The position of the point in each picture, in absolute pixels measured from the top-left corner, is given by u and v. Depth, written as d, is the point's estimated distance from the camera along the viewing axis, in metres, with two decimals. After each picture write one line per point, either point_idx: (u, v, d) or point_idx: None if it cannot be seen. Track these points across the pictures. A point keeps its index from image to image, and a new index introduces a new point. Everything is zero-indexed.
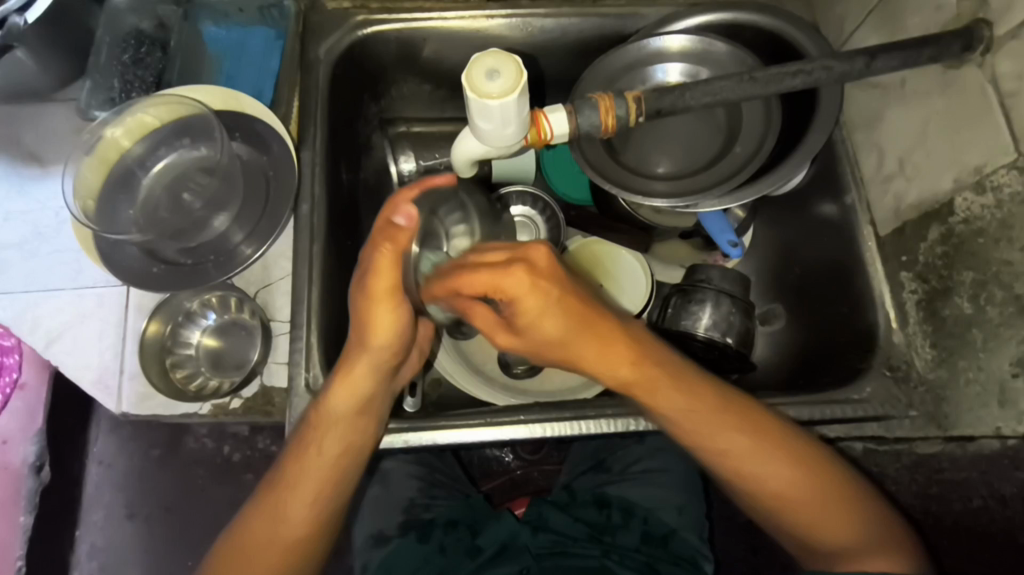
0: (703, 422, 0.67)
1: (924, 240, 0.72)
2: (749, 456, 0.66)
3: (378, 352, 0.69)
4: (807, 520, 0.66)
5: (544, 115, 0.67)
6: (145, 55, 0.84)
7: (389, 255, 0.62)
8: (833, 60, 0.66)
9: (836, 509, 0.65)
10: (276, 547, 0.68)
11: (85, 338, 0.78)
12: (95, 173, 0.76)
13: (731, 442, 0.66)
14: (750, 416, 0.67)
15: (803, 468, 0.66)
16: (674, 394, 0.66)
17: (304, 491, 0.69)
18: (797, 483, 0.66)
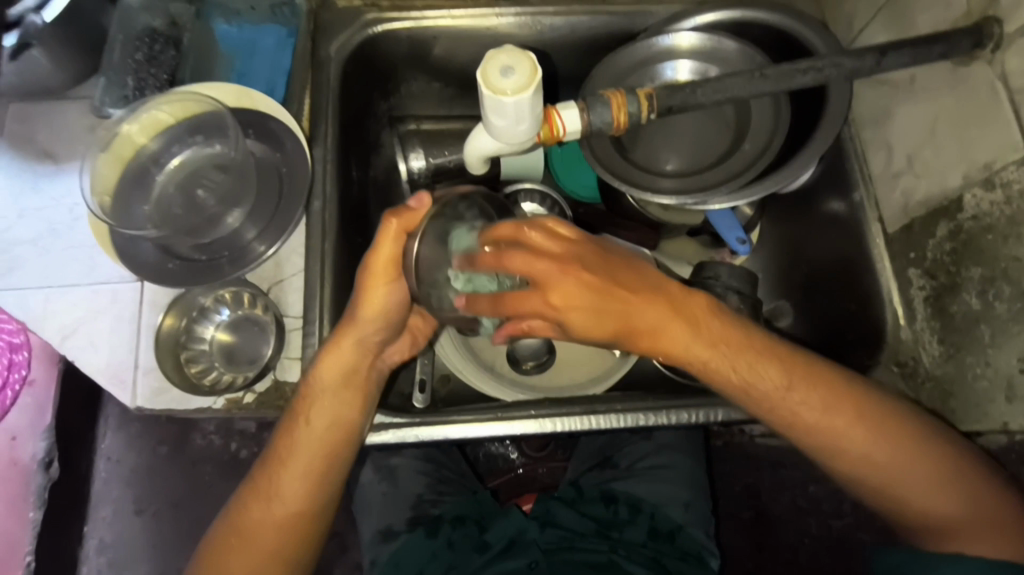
0: (804, 398, 0.67)
1: (932, 237, 0.73)
2: (845, 430, 0.66)
3: (366, 326, 0.72)
4: (907, 497, 0.66)
5: (556, 112, 0.67)
6: (159, 53, 0.84)
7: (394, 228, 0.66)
8: (843, 57, 0.66)
9: (932, 483, 0.65)
10: (273, 524, 0.70)
11: (99, 333, 0.78)
12: (111, 168, 0.77)
13: (822, 418, 0.67)
14: (834, 387, 0.67)
15: (895, 441, 0.66)
16: (752, 370, 0.67)
17: (298, 472, 0.71)
18: (894, 458, 0.66)
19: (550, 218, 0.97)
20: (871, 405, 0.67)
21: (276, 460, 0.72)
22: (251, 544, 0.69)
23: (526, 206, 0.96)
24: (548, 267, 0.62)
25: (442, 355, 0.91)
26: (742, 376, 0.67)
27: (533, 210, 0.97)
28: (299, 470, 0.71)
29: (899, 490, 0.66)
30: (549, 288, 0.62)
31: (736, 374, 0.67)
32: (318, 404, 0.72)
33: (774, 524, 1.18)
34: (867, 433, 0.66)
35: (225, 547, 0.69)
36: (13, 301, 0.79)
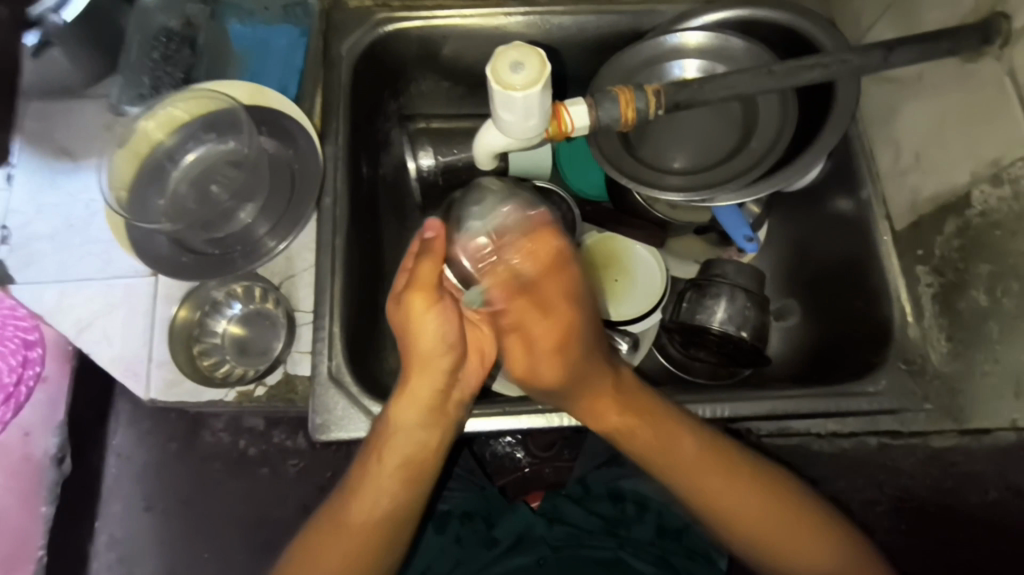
0: (707, 472, 0.71)
1: (940, 233, 0.73)
2: (733, 502, 0.70)
3: (433, 366, 0.69)
4: (781, 555, 0.69)
5: (564, 107, 0.66)
6: (175, 52, 0.85)
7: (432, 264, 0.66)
8: (850, 54, 0.66)
9: (794, 544, 0.69)
10: (354, 530, 0.69)
11: (114, 328, 0.80)
12: (128, 164, 0.78)
13: (726, 495, 0.70)
14: (721, 458, 0.71)
15: (794, 527, 0.69)
16: (664, 446, 0.71)
17: (339, 524, 0.70)
18: (758, 514, 0.69)
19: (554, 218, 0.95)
20: (738, 460, 0.71)
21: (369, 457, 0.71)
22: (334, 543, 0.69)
23: None
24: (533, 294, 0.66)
25: None
26: (663, 457, 0.71)
27: None
28: (376, 478, 0.70)
29: (763, 542, 0.70)
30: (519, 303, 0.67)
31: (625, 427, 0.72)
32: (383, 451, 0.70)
33: None
34: (748, 508, 0.70)
35: None
36: (31, 295, 0.81)
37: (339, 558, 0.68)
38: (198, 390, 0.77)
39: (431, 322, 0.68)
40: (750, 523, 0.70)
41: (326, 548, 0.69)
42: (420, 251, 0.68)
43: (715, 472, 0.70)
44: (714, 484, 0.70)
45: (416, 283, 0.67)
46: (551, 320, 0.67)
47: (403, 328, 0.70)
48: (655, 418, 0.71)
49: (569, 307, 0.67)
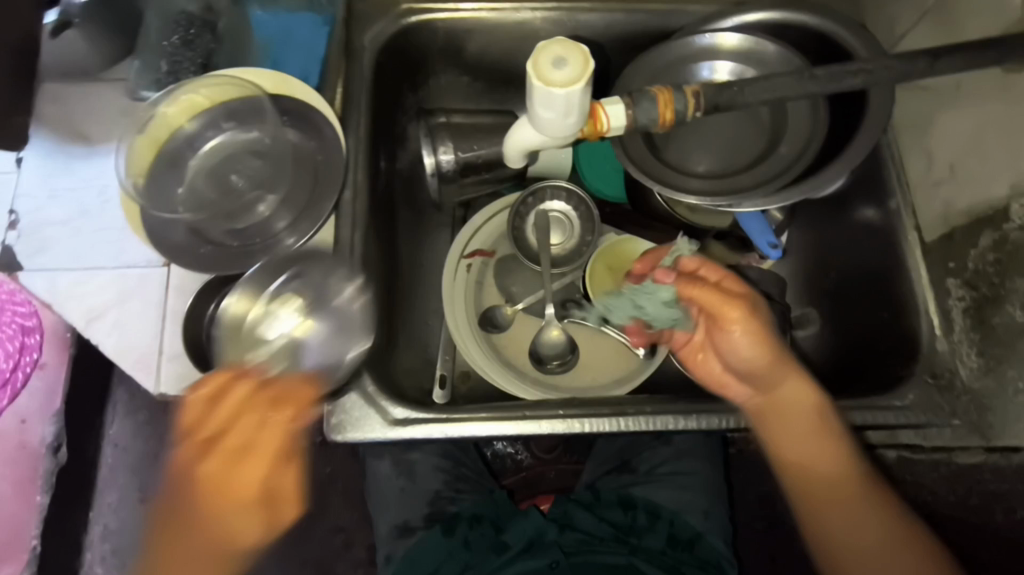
0: (822, 471, 0.73)
1: (975, 246, 0.72)
2: (843, 499, 0.73)
3: (247, 511, 0.67)
4: (841, 526, 0.72)
5: (601, 107, 0.64)
6: (195, 37, 0.83)
7: (284, 422, 0.68)
8: (895, 61, 0.65)
9: (865, 529, 0.72)
10: (214, 545, 0.68)
11: (128, 319, 0.77)
12: (144, 151, 0.76)
13: (835, 487, 0.73)
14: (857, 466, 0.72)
15: (889, 538, 0.71)
16: (806, 441, 0.73)
17: (185, 538, 0.68)
18: (848, 496, 0.72)
19: (577, 219, 0.96)
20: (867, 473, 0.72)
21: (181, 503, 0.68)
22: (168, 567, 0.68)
23: (554, 205, 0.95)
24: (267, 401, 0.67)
25: (472, 357, 0.90)
26: (796, 450, 0.74)
27: (561, 209, 0.96)
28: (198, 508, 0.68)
29: (828, 513, 0.73)
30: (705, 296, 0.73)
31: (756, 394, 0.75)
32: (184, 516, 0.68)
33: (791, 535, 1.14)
34: (853, 510, 0.72)
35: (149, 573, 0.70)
36: (39, 282, 0.79)
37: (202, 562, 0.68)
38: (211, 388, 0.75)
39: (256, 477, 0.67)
40: (853, 527, 0.72)
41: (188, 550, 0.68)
42: (247, 405, 0.67)
43: (836, 472, 0.72)
44: (829, 479, 0.73)
45: (242, 447, 0.66)
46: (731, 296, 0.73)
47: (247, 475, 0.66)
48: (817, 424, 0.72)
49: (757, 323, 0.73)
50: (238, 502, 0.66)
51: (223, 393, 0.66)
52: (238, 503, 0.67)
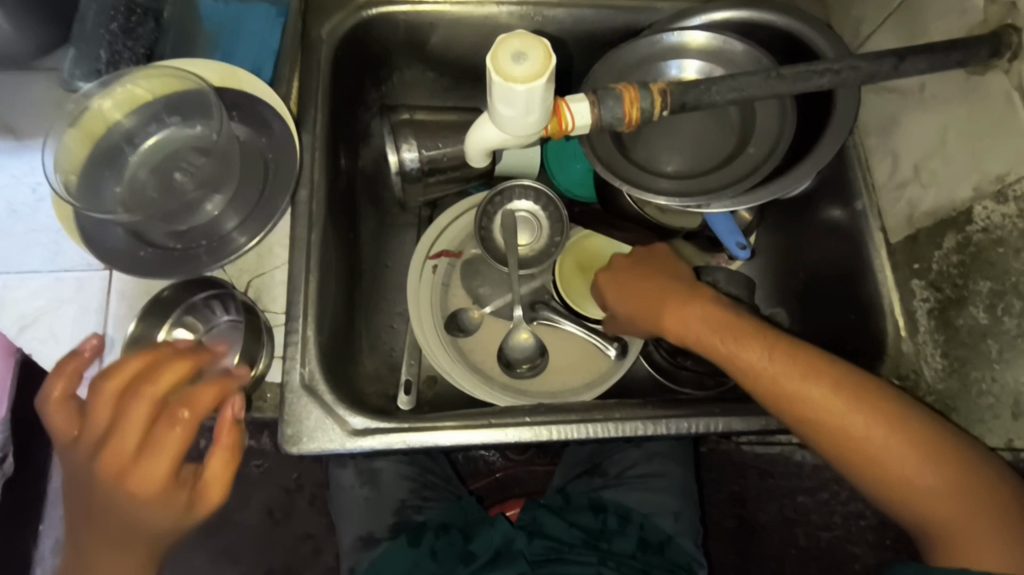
0: (839, 412, 0.64)
1: (939, 248, 0.71)
2: (876, 438, 0.63)
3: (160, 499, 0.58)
4: (889, 473, 0.62)
5: (566, 104, 0.61)
6: (136, 25, 0.78)
7: (189, 414, 0.58)
8: (861, 61, 0.64)
9: (953, 502, 0.60)
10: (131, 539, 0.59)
11: (61, 326, 0.74)
12: (79, 145, 0.70)
13: (862, 426, 0.63)
14: (873, 398, 0.64)
15: (944, 468, 0.61)
16: (801, 381, 0.65)
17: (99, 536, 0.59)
18: (883, 435, 0.63)
19: (545, 217, 0.93)
20: (885, 399, 0.64)
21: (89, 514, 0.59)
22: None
23: (520, 204, 0.93)
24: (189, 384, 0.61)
25: (437, 361, 0.87)
26: (799, 395, 0.65)
27: (528, 208, 0.93)
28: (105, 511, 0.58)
29: (907, 487, 0.62)
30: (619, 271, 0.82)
31: (743, 351, 0.69)
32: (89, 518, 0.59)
33: (761, 533, 1.12)
34: (892, 446, 0.62)
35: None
36: None
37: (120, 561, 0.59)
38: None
39: (163, 465, 0.57)
40: (899, 467, 0.62)
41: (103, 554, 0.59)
42: (143, 377, 0.59)
43: (850, 409, 0.64)
44: (850, 419, 0.64)
45: (155, 440, 0.58)
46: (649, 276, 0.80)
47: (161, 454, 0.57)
48: (805, 361, 0.67)
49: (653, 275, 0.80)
50: (141, 493, 0.57)
51: (120, 381, 0.59)
52: (144, 502, 0.57)
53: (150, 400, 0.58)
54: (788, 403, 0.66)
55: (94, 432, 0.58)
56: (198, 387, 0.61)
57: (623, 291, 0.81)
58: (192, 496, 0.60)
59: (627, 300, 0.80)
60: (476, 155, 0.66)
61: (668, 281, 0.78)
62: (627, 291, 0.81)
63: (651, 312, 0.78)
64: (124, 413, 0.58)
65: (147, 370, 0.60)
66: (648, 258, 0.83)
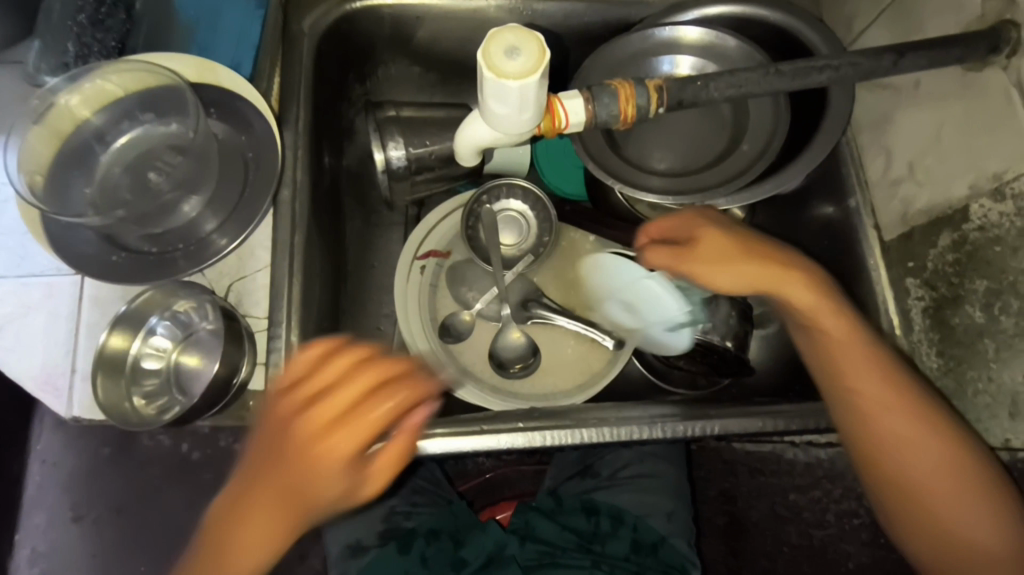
0: (910, 432, 0.67)
1: (934, 246, 0.71)
2: (932, 465, 0.66)
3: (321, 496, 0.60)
4: (929, 498, 0.66)
5: (559, 101, 0.59)
6: (105, 15, 0.74)
7: (387, 408, 0.60)
8: (860, 57, 0.62)
9: (980, 532, 0.65)
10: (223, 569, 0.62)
11: (30, 334, 0.70)
12: (45, 144, 0.67)
13: (928, 451, 0.66)
14: (944, 427, 0.66)
15: (979, 503, 0.65)
16: (880, 400, 0.67)
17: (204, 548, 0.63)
18: (939, 464, 0.66)
19: (534, 217, 0.91)
20: (955, 429, 0.66)
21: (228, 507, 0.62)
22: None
23: (509, 203, 0.91)
24: (348, 372, 0.62)
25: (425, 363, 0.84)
26: (872, 411, 0.68)
27: (517, 208, 0.91)
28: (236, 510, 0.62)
29: (931, 485, 0.67)
30: (694, 219, 0.74)
31: (842, 364, 0.69)
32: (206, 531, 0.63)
33: (752, 530, 1.11)
34: (946, 476, 0.66)
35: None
36: None
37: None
38: (133, 419, 0.67)
39: (326, 469, 0.59)
40: (940, 495, 0.66)
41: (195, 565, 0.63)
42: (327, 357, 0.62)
43: (920, 433, 0.66)
44: (916, 441, 0.66)
45: (337, 416, 0.60)
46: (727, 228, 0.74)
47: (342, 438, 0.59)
48: (887, 378, 0.68)
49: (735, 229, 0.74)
50: (317, 472, 0.59)
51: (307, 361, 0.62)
52: (247, 520, 0.62)
53: (341, 373, 0.61)
54: (861, 418, 0.68)
55: (269, 429, 0.61)
56: (346, 377, 0.61)
57: (704, 242, 0.72)
58: (310, 506, 0.61)
59: (710, 252, 0.72)
60: (465, 152, 0.63)
61: (755, 240, 0.74)
62: (715, 242, 0.72)
63: (740, 270, 0.72)
64: (314, 381, 0.61)
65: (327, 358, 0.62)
66: (736, 224, 0.75)
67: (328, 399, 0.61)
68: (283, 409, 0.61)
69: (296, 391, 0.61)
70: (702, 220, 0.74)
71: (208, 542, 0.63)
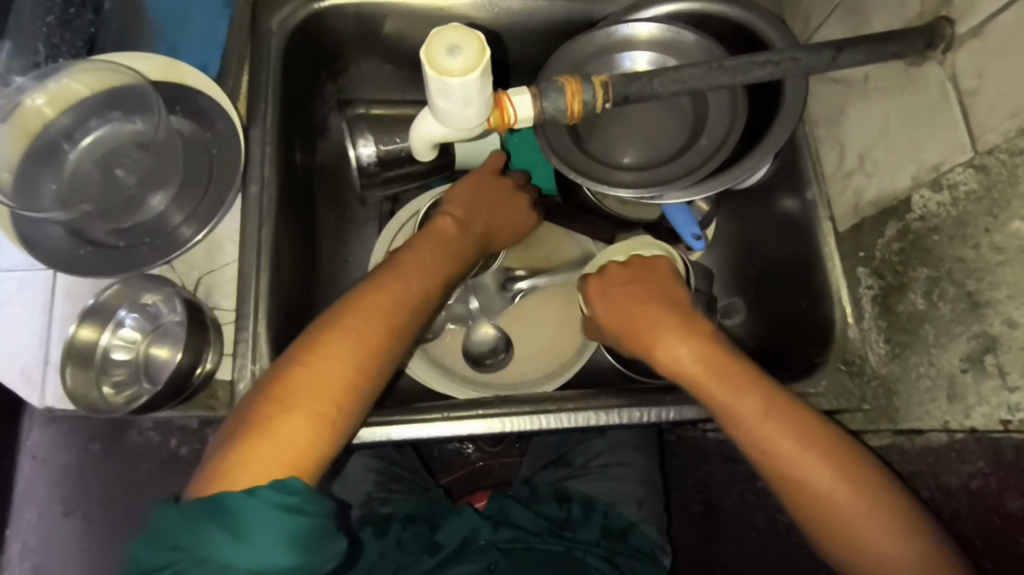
0: (776, 435, 0.64)
1: (882, 236, 0.73)
2: (808, 466, 0.62)
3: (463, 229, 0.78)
4: (813, 502, 0.62)
5: (508, 97, 0.61)
6: (74, 16, 0.77)
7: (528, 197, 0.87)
8: (800, 52, 0.64)
9: (874, 534, 0.60)
10: (316, 380, 0.61)
11: (6, 327, 0.73)
12: (14, 143, 0.69)
13: (798, 452, 0.63)
14: (806, 421, 0.64)
15: (863, 497, 0.61)
16: (746, 403, 0.65)
17: (302, 402, 0.60)
18: (810, 463, 0.63)
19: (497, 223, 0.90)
20: (813, 421, 0.65)
21: (282, 383, 0.61)
22: (265, 445, 0.57)
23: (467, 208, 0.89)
24: (504, 193, 0.85)
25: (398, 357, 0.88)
26: (741, 416, 0.65)
27: None
28: (344, 329, 0.64)
29: (853, 537, 0.61)
30: (594, 284, 0.77)
31: (707, 377, 0.67)
32: (289, 386, 0.61)
33: (725, 518, 1.13)
34: (823, 474, 0.62)
35: (236, 456, 0.56)
36: None
37: (300, 431, 0.59)
38: (102, 407, 0.69)
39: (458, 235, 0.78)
40: (823, 496, 0.62)
41: (275, 447, 0.57)
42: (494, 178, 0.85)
43: (786, 432, 0.64)
44: (784, 443, 0.63)
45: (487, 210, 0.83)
46: (631, 291, 0.75)
47: (491, 200, 0.83)
48: (748, 379, 0.66)
49: (631, 286, 0.75)
50: (446, 226, 0.77)
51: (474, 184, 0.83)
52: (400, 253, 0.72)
53: (517, 193, 0.86)
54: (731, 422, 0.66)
55: (427, 230, 0.76)
56: (503, 183, 0.85)
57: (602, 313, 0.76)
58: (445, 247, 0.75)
59: (608, 314, 0.75)
60: (420, 155, 0.67)
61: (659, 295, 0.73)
62: (608, 305, 0.75)
63: (636, 332, 0.72)
64: (477, 196, 0.82)
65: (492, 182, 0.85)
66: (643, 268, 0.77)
67: (485, 213, 0.82)
68: (447, 222, 0.77)
69: (458, 208, 0.80)
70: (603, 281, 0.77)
71: (272, 413, 0.59)
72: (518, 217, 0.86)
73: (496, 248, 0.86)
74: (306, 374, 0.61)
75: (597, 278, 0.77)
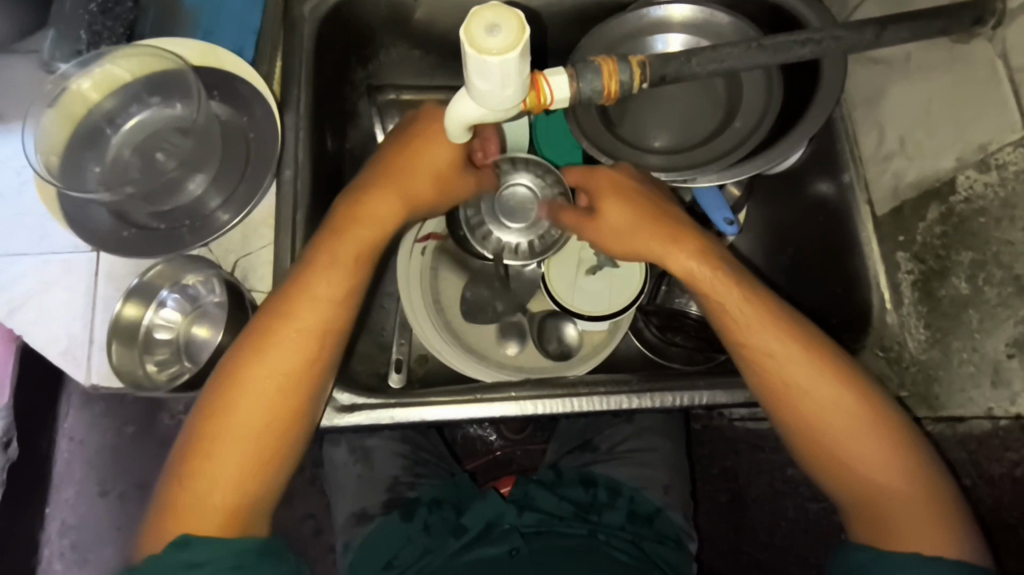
0: (800, 372, 0.67)
1: (923, 220, 0.71)
2: (825, 404, 0.66)
3: (389, 206, 0.72)
4: (830, 438, 0.66)
5: (543, 77, 0.59)
6: (113, 4, 0.78)
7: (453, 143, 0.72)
8: (842, 30, 0.63)
9: (881, 471, 0.65)
10: (239, 408, 0.65)
11: (49, 309, 0.75)
12: (60, 127, 0.71)
13: (821, 390, 0.66)
14: (827, 361, 0.67)
15: (873, 438, 0.65)
16: (768, 334, 0.68)
17: (228, 437, 0.64)
18: (831, 400, 0.66)
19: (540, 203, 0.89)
20: (834, 357, 0.67)
21: (211, 411, 0.65)
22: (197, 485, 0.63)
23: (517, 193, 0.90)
24: (417, 145, 0.72)
25: (430, 343, 0.88)
26: (762, 345, 0.68)
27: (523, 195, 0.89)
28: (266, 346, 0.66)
29: (861, 474, 0.65)
30: (603, 182, 0.74)
31: (723, 297, 0.70)
32: (218, 417, 0.64)
33: (750, 506, 1.12)
34: (842, 412, 0.66)
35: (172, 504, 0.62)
36: None
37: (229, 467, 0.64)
38: (146, 385, 0.72)
39: (386, 213, 0.72)
40: (838, 433, 0.66)
41: (206, 496, 0.63)
42: (408, 130, 0.73)
43: (810, 370, 0.67)
44: (806, 380, 0.67)
45: (404, 173, 0.72)
46: (632, 204, 0.73)
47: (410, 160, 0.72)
48: (769, 313, 0.69)
49: (630, 193, 0.73)
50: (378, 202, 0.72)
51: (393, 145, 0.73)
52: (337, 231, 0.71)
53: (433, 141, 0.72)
54: (751, 348, 0.68)
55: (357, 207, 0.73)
56: (417, 133, 0.73)
57: (607, 213, 0.73)
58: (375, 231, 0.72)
59: (614, 219, 0.73)
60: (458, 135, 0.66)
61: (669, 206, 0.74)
62: (616, 210, 0.73)
63: (635, 237, 0.72)
64: (394, 161, 0.73)
65: (407, 131, 0.73)
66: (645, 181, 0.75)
67: (408, 173, 0.72)
68: (372, 196, 0.73)
69: (379, 172, 0.73)
70: (609, 183, 0.74)
71: (202, 454, 0.64)
72: (441, 164, 0.72)
73: (429, 207, 0.75)
74: (229, 409, 0.65)
75: (609, 176, 0.74)
